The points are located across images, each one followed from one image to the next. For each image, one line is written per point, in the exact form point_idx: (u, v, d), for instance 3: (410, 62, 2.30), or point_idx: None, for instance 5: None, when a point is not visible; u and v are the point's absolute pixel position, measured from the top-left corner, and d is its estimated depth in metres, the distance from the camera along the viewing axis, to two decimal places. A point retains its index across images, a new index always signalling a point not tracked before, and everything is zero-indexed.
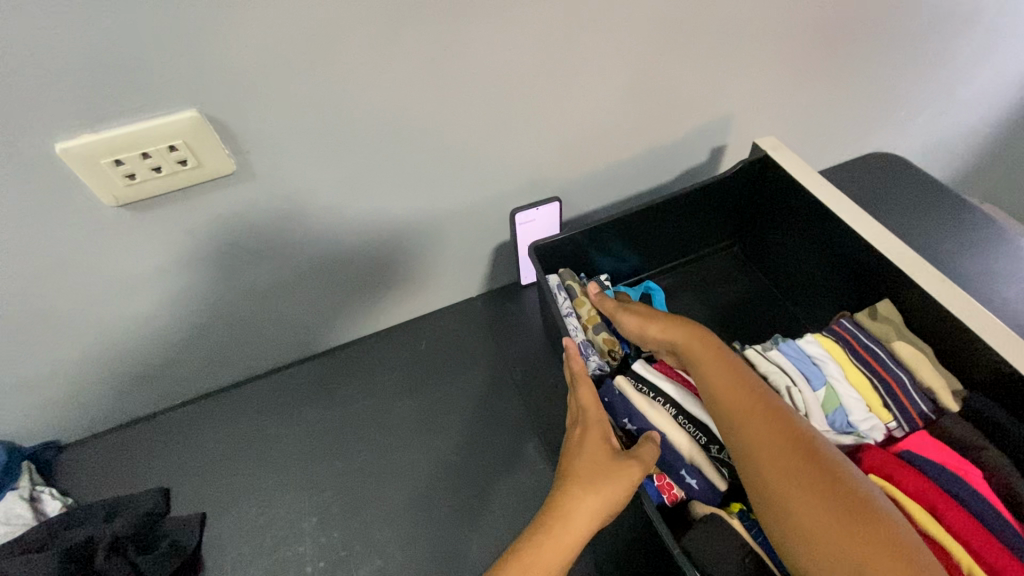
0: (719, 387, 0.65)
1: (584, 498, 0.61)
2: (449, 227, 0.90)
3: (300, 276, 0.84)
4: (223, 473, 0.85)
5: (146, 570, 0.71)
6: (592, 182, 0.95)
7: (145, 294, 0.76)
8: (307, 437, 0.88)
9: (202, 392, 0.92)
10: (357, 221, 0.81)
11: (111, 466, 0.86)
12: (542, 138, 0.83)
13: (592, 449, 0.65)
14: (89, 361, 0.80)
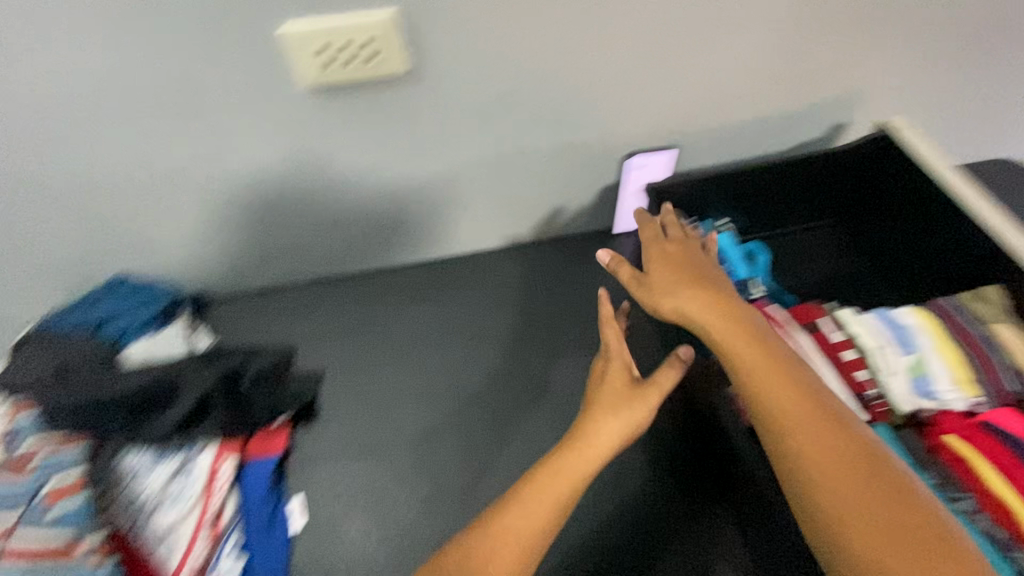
0: (747, 360, 0.66)
1: (607, 421, 0.69)
2: (565, 163, 0.97)
3: (430, 186, 0.94)
4: (338, 346, 0.98)
5: (283, 407, 0.87)
6: (706, 142, 0.99)
7: (305, 177, 0.87)
8: (411, 330, 0.99)
9: (323, 277, 1.05)
10: (490, 142, 0.90)
11: (246, 322, 1.01)
12: (671, 88, 0.88)
13: (610, 390, 0.72)
14: (246, 228, 0.93)
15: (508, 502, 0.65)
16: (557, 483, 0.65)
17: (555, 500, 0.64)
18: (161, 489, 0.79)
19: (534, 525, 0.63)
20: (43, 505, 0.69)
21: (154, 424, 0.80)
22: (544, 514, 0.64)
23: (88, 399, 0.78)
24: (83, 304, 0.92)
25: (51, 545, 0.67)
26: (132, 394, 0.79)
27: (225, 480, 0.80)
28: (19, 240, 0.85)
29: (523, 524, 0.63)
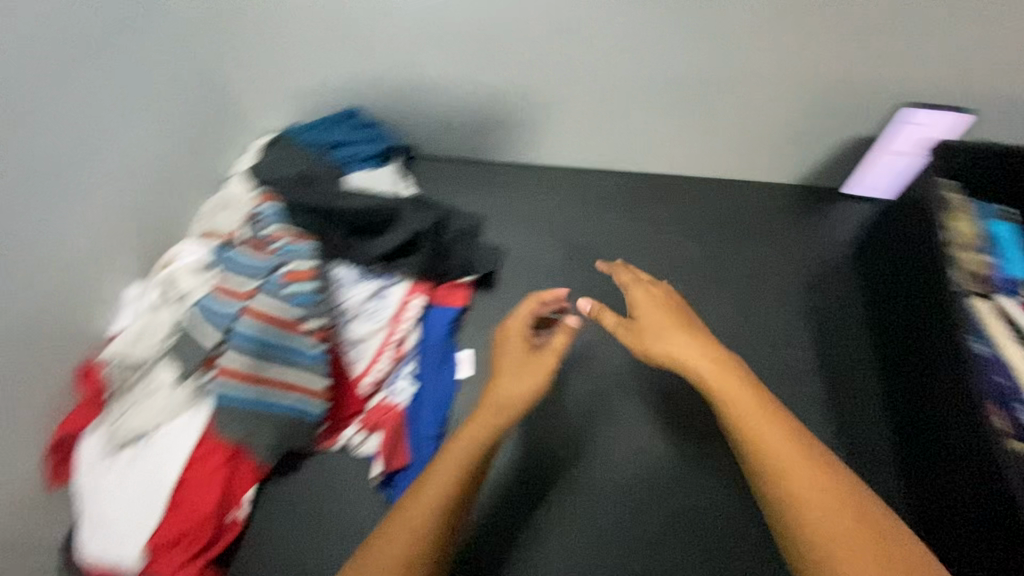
0: (735, 402, 0.61)
1: (512, 381, 0.68)
2: (821, 98, 0.88)
3: (667, 90, 0.90)
4: (525, 228, 1.01)
5: (475, 268, 0.92)
6: (997, 109, 0.85)
7: (554, 50, 0.86)
8: (599, 233, 1.00)
9: (520, 161, 1.06)
10: (753, 54, 0.83)
11: (445, 183, 1.06)
12: (990, 31, 0.75)
13: (506, 362, 0.71)
14: (472, 91, 0.95)
15: (419, 488, 0.62)
16: (452, 450, 0.64)
17: (472, 439, 0.64)
18: (361, 303, 0.87)
19: (431, 498, 0.60)
20: (283, 282, 0.79)
21: (367, 247, 0.87)
22: (444, 484, 0.61)
23: (325, 205, 0.85)
24: (320, 125, 0.99)
25: (286, 317, 0.78)
26: (358, 212, 0.86)
27: (413, 314, 0.87)
28: (284, 49, 0.93)
29: (433, 480, 0.62)
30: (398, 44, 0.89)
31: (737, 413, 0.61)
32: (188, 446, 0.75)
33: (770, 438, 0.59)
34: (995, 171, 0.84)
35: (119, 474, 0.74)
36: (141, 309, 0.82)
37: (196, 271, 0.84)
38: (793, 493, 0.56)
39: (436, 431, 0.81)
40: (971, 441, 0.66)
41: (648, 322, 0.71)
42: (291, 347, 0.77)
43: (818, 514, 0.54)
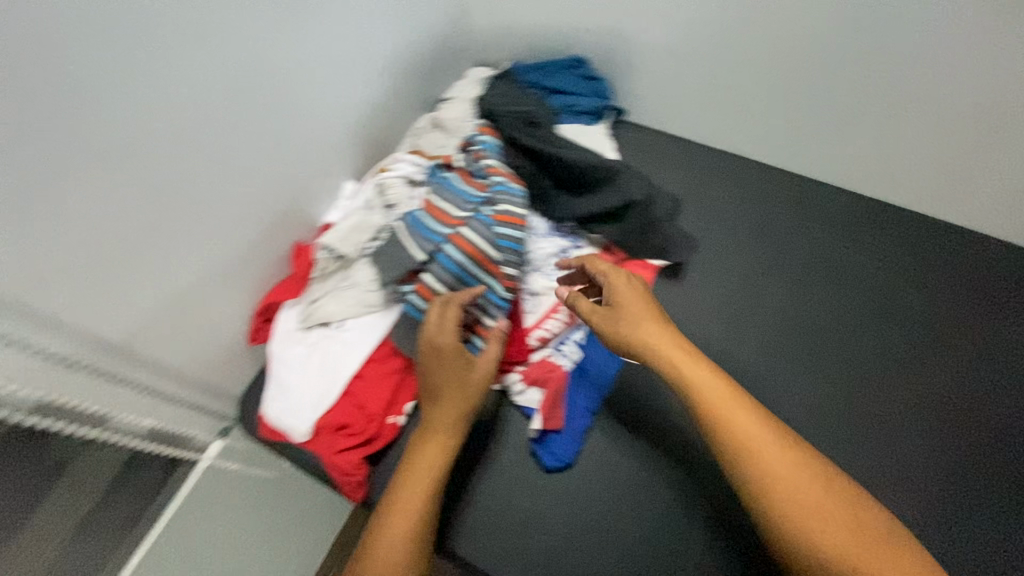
0: (733, 420, 0.62)
1: (443, 408, 0.71)
2: None
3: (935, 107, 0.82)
4: (727, 221, 0.94)
5: (670, 253, 0.86)
6: None
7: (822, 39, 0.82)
8: (809, 247, 0.91)
9: (733, 153, 1.01)
10: None
11: (650, 154, 1.01)
12: None
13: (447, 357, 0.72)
14: (715, 62, 0.92)
15: (406, 478, 0.67)
16: (432, 439, 0.69)
17: (434, 454, 0.68)
18: (546, 258, 0.87)
19: (423, 482, 0.67)
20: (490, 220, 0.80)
21: (567, 203, 0.87)
22: (429, 476, 0.67)
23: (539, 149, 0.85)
24: (544, 68, 0.98)
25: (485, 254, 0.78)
26: (569, 163, 0.84)
27: None
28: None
29: (416, 469, 0.67)
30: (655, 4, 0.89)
31: (727, 425, 0.62)
32: (368, 345, 0.79)
33: (752, 431, 0.62)
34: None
35: (307, 349, 0.80)
36: (353, 206, 0.87)
37: (407, 184, 0.87)
38: (787, 481, 0.59)
39: (592, 406, 0.78)
40: None
41: (656, 338, 0.69)
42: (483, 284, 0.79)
43: (813, 518, 0.57)
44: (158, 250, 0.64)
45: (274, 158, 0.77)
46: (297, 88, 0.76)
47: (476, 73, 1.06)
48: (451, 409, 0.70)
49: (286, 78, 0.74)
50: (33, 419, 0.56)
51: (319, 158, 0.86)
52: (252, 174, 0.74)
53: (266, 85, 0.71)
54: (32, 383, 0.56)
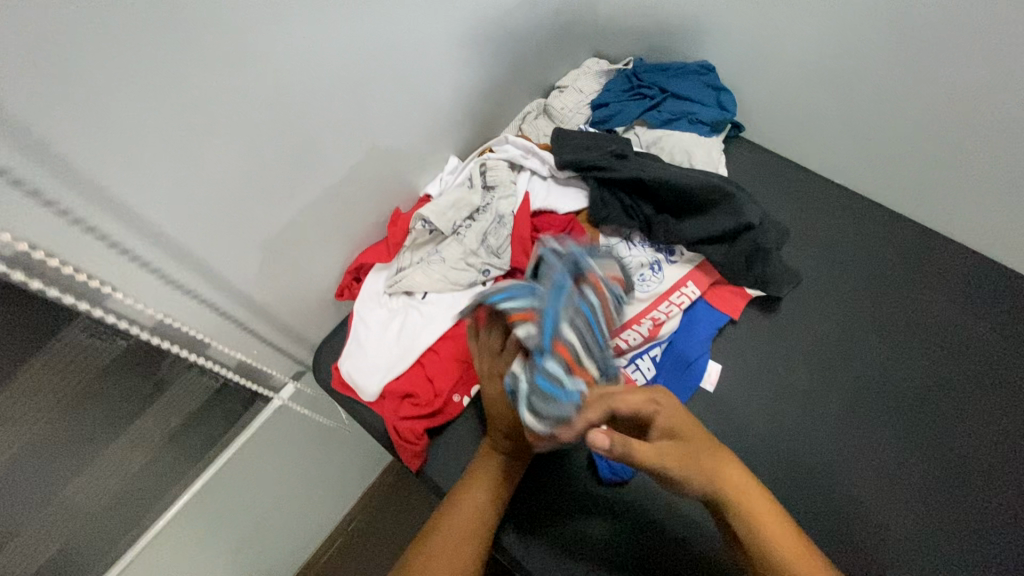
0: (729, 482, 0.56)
1: (488, 462, 0.69)
2: None
3: None
4: (831, 261, 0.89)
5: (766, 288, 0.82)
6: None
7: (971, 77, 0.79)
8: (917, 303, 0.85)
9: (852, 192, 0.96)
10: None
11: (760, 177, 0.97)
12: None
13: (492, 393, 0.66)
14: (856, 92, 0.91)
15: (441, 531, 0.63)
16: (492, 462, 0.69)
17: (475, 503, 0.66)
18: (636, 266, 0.83)
19: (469, 512, 0.65)
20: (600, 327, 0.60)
21: (673, 227, 0.81)
22: (483, 499, 0.66)
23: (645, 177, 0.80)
24: (668, 70, 0.94)
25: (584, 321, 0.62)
26: (682, 188, 0.79)
27: (682, 300, 0.82)
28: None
29: (457, 518, 0.64)
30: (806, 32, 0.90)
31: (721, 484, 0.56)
32: (447, 321, 0.80)
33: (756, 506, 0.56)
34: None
35: (389, 313, 0.82)
36: (453, 181, 0.87)
37: (509, 167, 0.87)
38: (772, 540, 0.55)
39: None
40: None
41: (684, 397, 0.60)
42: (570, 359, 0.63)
43: None
44: (286, 192, 0.69)
45: (398, 121, 0.80)
46: (431, 56, 0.78)
47: (591, 63, 1.03)
48: (492, 467, 0.69)
49: (425, 46, 0.76)
50: (145, 331, 0.61)
51: (436, 128, 0.88)
52: (377, 133, 0.77)
53: (405, 52, 0.75)
54: (159, 295, 0.61)
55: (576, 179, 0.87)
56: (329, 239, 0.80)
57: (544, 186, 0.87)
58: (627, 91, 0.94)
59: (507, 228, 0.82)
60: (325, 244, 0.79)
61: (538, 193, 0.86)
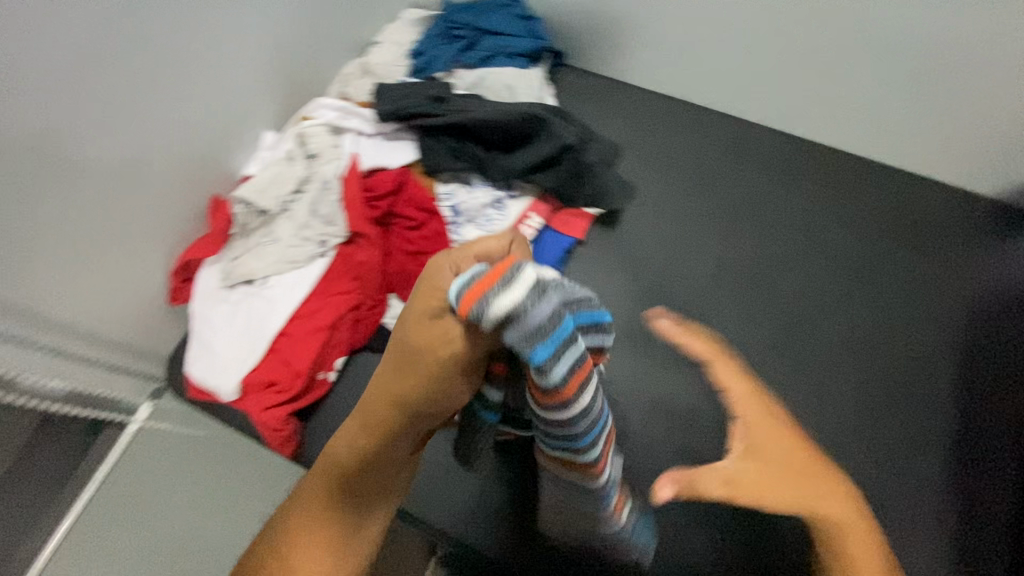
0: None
1: (382, 378, 0.52)
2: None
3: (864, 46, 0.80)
4: (665, 167, 0.91)
5: (603, 203, 0.85)
6: None
7: None
8: (744, 194, 0.89)
9: (677, 97, 0.96)
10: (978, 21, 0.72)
11: (588, 99, 0.96)
12: None
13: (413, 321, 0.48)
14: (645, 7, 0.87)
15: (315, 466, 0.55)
16: (383, 388, 0.51)
17: (357, 435, 0.53)
18: (479, 208, 0.83)
19: (341, 455, 0.53)
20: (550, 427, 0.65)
21: (503, 163, 0.82)
22: (359, 439, 0.52)
23: (464, 119, 0.79)
24: (477, 6, 0.93)
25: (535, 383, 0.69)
26: (502, 123, 0.79)
27: (529, 231, 0.84)
28: None
29: (335, 450, 0.54)
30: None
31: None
32: (292, 303, 0.77)
33: None
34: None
35: (233, 307, 0.78)
36: (274, 158, 0.82)
37: (330, 131, 0.83)
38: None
39: None
40: None
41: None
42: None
43: None
44: (58, 213, 0.61)
45: (186, 114, 0.73)
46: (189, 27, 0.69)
47: (407, 15, 1.00)
48: (385, 387, 0.51)
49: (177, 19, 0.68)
50: None
51: (239, 111, 0.82)
52: (162, 131, 0.71)
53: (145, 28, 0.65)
54: None
55: (404, 133, 0.84)
56: (138, 251, 0.73)
57: (371, 145, 0.83)
58: (441, 35, 0.93)
59: (337, 193, 0.79)
60: (135, 259, 0.73)
61: (366, 153, 0.82)
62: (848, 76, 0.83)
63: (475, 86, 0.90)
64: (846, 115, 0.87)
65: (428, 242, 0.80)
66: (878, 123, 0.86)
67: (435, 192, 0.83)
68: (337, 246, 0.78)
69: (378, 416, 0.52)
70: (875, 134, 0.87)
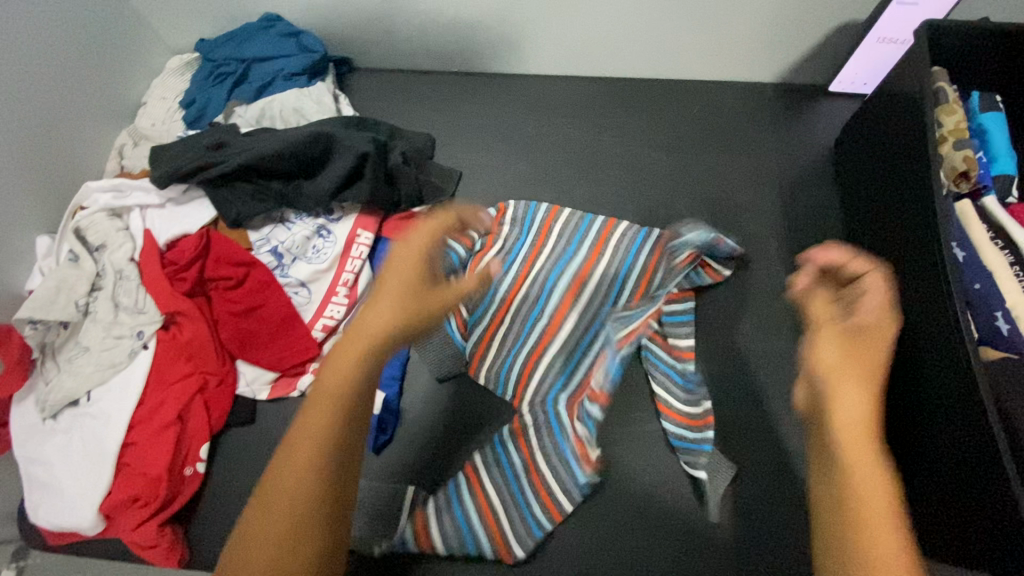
0: (867, 497, 0.40)
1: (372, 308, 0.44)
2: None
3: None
4: (482, 144, 0.92)
5: (428, 197, 0.83)
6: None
7: None
8: (562, 147, 0.91)
9: (473, 71, 0.96)
10: None
11: (388, 101, 0.95)
12: None
13: (396, 279, 0.46)
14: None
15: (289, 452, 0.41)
16: (361, 340, 0.43)
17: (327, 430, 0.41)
18: (303, 241, 0.79)
19: (305, 472, 0.40)
20: (573, 446, 0.70)
21: (309, 190, 0.77)
22: (335, 439, 0.41)
23: (249, 159, 0.74)
24: (236, 36, 0.88)
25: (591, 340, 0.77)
26: (289, 151, 0.75)
27: (363, 249, 0.80)
28: None
29: (304, 432, 0.41)
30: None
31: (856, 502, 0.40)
32: (124, 409, 0.70)
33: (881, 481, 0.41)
34: (993, 58, 0.70)
35: (64, 436, 0.70)
36: (54, 262, 0.74)
37: (109, 216, 0.76)
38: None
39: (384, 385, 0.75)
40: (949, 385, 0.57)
41: (840, 365, 0.45)
42: (511, 339, 0.77)
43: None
44: None
45: None
46: None
47: (171, 63, 0.92)
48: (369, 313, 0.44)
49: None
50: None
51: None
52: None
53: None
54: None
55: (194, 191, 0.78)
56: None
57: (162, 215, 0.77)
58: (209, 77, 0.87)
59: (137, 277, 0.73)
60: None
61: (158, 225, 0.76)
62: (613, 19, 0.84)
63: (262, 118, 0.85)
64: (628, 49, 0.89)
65: (255, 294, 0.75)
66: (657, 50, 0.88)
67: (248, 242, 0.79)
68: (157, 332, 0.72)
69: (348, 360, 0.42)
70: (661, 57, 0.90)
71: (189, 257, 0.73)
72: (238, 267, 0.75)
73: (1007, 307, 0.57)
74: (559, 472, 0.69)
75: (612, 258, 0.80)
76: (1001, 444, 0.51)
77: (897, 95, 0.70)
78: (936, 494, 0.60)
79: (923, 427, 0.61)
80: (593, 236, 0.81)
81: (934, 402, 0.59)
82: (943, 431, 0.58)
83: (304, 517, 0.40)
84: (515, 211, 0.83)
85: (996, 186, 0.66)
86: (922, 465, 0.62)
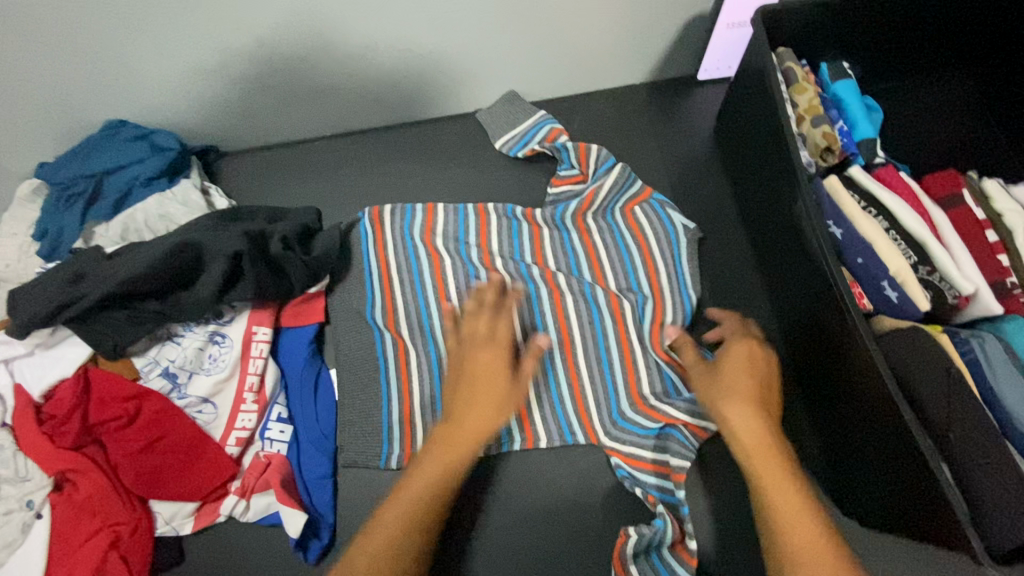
0: (801, 539, 0.52)
1: (476, 386, 0.64)
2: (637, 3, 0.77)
3: (469, 32, 0.78)
4: (372, 203, 0.89)
5: (321, 273, 0.78)
6: None
7: (326, 27, 0.73)
8: (452, 189, 0.89)
9: (346, 130, 0.93)
10: None
11: (266, 180, 0.91)
12: None
13: (488, 355, 0.67)
14: (250, 76, 0.79)
15: (401, 492, 0.60)
16: (484, 388, 0.64)
17: (421, 487, 0.60)
18: (196, 354, 0.73)
19: (415, 495, 0.59)
20: (570, 402, 0.74)
21: (189, 301, 0.71)
22: (416, 494, 0.59)
23: (112, 286, 0.68)
24: (80, 153, 0.81)
25: (562, 330, 0.76)
26: (154, 269, 0.68)
27: (263, 345, 0.75)
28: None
29: (414, 486, 0.60)
30: (149, 50, 0.73)
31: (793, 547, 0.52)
32: None
33: (762, 432, 0.57)
34: (830, 30, 0.71)
35: None
36: None
37: None
38: None
39: (312, 475, 0.72)
40: (846, 352, 0.58)
41: (729, 392, 0.60)
42: None
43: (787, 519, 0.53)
44: None
45: None
46: None
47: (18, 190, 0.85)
48: (489, 384, 0.64)
49: None
50: None
51: None
52: None
53: None
54: None
55: (64, 330, 0.71)
56: None
57: (31, 365, 0.70)
58: (58, 201, 0.80)
59: (14, 443, 0.67)
60: None
61: (29, 377, 0.70)
62: (473, 57, 0.82)
63: (128, 232, 0.80)
64: (495, 81, 0.88)
65: (152, 427, 0.69)
66: (525, 75, 0.88)
67: (135, 370, 0.72)
68: (49, 496, 0.66)
69: (443, 454, 0.61)
70: (529, 80, 0.89)
71: (69, 406, 0.67)
72: (128, 401, 0.69)
73: (890, 274, 0.58)
74: (541, 395, 0.74)
75: (570, 289, 0.78)
76: (907, 418, 0.51)
77: (751, 79, 0.71)
78: (847, 432, 0.62)
79: (833, 383, 0.62)
80: (615, 338, 0.75)
81: (838, 355, 0.60)
82: (827, 334, 0.62)
83: (401, 528, 0.57)
84: (445, 225, 0.82)
85: (861, 152, 0.68)
86: (841, 422, 0.62)
